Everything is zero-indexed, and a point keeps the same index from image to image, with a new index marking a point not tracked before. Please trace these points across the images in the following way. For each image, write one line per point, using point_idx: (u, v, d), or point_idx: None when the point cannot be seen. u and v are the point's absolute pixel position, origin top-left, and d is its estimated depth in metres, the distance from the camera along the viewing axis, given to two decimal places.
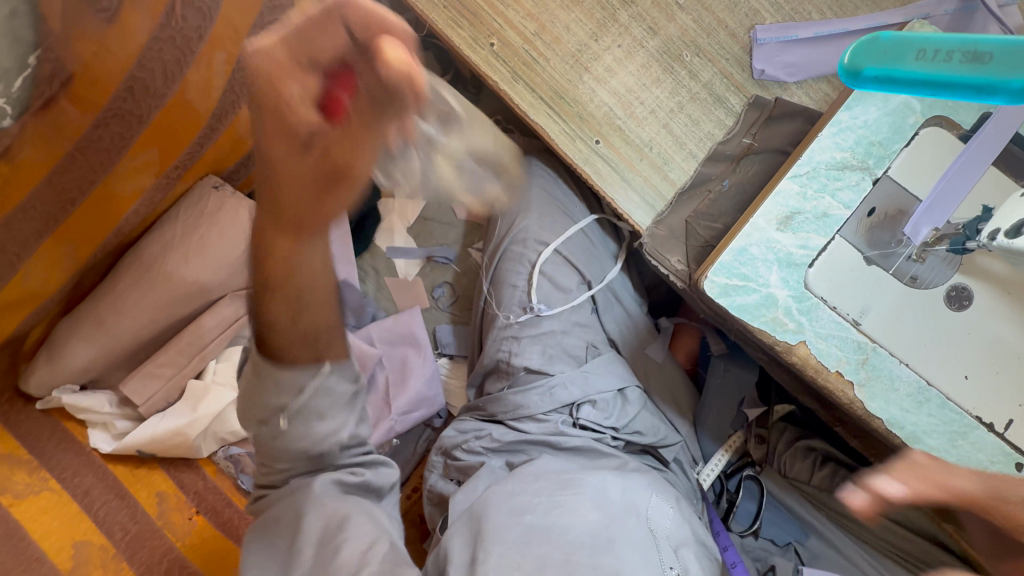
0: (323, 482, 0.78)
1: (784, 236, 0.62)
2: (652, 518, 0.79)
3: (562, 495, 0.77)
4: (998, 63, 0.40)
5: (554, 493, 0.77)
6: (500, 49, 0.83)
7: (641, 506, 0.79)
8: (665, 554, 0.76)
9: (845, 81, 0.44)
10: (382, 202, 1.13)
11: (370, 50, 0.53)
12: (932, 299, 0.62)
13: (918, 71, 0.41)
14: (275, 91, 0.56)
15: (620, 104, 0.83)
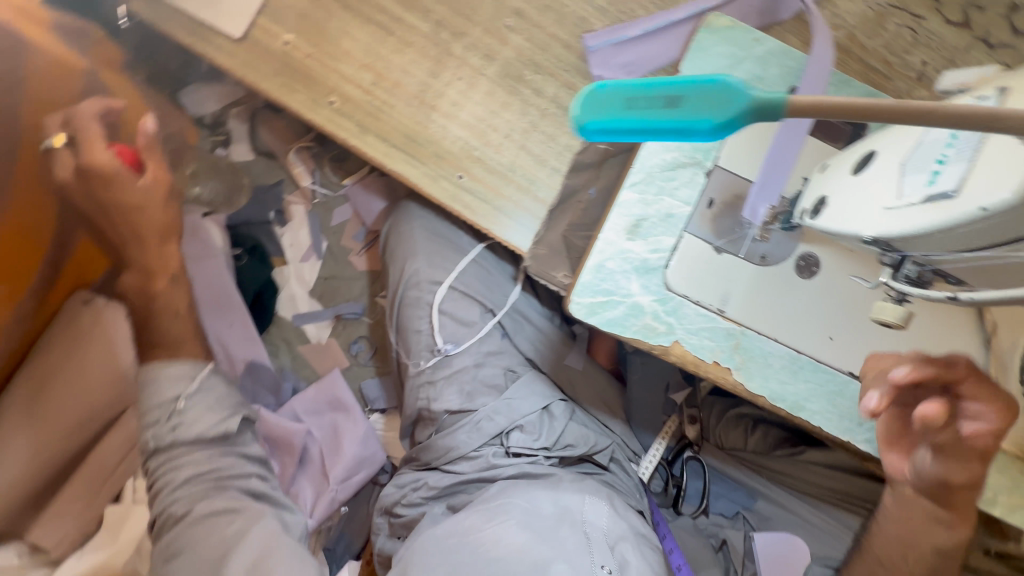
0: (261, 529, 0.77)
1: (635, 244, 0.63)
2: (588, 521, 0.78)
3: (489, 526, 0.75)
4: (705, 98, 0.30)
5: (482, 522, 0.76)
6: (341, 105, 0.82)
7: (575, 511, 0.79)
8: (598, 553, 0.73)
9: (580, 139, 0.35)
10: (276, 272, 1.10)
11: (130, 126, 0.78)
12: (784, 272, 0.64)
13: (637, 119, 0.31)
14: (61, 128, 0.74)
15: (474, 135, 0.83)
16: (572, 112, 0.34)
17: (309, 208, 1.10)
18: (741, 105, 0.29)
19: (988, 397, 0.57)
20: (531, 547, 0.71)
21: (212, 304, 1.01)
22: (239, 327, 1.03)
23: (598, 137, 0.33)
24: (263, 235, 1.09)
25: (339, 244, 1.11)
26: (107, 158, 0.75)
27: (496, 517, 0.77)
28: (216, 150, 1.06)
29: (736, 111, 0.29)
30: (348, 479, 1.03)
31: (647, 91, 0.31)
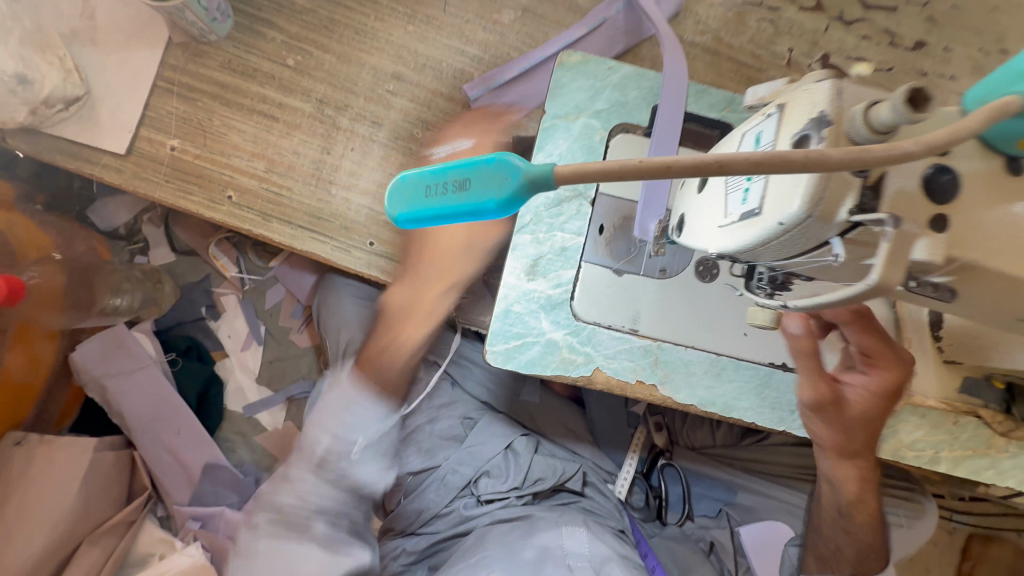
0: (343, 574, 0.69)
1: (537, 283, 0.64)
2: (569, 554, 0.75)
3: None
4: (487, 179, 0.31)
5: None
6: (239, 198, 0.82)
7: (554, 548, 0.76)
8: None
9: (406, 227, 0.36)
10: (218, 365, 1.09)
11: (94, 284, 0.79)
12: (686, 281, 0.65)
13: (435, 205, 0.32)
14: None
15: (377, 200, 0.84)
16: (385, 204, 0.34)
17: (240, 296, 1.09)
18: (519, 179, 0.30)
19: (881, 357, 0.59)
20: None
21: (152, 415, 0.99)
22: (188, 433, 1.01)
23: (411, 223, 0.34)
24: (199, 332, 1.08)
25: (277, 326, 1.09)
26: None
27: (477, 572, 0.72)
28: (136, 257, 1.05)
29: (512, 186, 0.30)
30: None
31: (440, 178, 0.32)
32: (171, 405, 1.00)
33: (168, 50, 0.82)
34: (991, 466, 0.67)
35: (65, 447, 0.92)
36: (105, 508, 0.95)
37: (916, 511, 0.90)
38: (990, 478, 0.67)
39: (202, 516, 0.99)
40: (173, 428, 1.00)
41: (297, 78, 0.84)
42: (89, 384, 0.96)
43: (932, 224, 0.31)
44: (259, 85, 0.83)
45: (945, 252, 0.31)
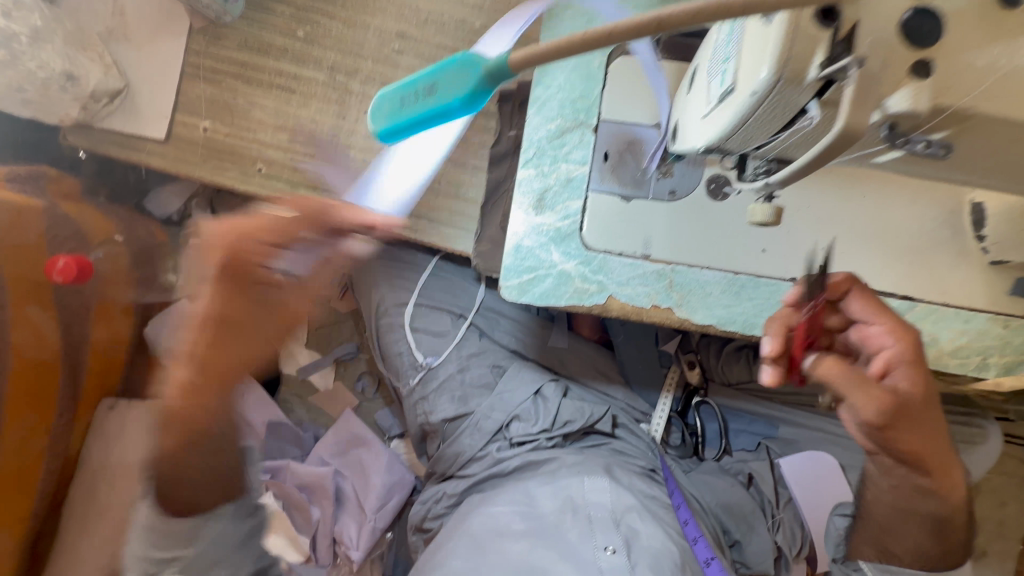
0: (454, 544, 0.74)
1: (546, 216, 0.66)
2: (590, 504, 0.73)
3: (491, 537, 0.70)
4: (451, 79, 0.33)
5: (468, 550, 0.69)
6: (268, 170, 0.88)
7: (576, 497, 0.74)
8: (601, 535, 0.68)
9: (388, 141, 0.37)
10: None
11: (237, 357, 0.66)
12: (696, 201, 0.64)
13: (414, 113, 0.35)
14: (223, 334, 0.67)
15: (394, 160, 0.88)
16: (369, 123, 0.37)
17: None
18: (482, 70, 0.32)
19: (882, 317, 0.57)
20: (533, 553, 0.67)
21: None
22: (252, 394, 1.10)
23: (394, 137, 0.36)
24: None
25: (319, 294, 1.18)
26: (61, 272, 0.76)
27: (496, 530, 0.71)
28: (190, 240, 1.15)
29: (475, 81, 0.33)
30: (384, 505, 1.08)
31: (411, 88, 0.35)
32: (238, 372, 1.09)
33: (192, 37, 0.88)
34: None
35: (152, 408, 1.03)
36: None
37: (975, 435, 0.86)
38: None
39: (271, 469, 1.07)
40: (238, 391, 1.09)
41: (309, 49, 0.88)
42: (163, 354, 1.07)
43: (917, 70, 0.32)
44: (275, 60, 0.88)
45: (929, 100, 0.32)
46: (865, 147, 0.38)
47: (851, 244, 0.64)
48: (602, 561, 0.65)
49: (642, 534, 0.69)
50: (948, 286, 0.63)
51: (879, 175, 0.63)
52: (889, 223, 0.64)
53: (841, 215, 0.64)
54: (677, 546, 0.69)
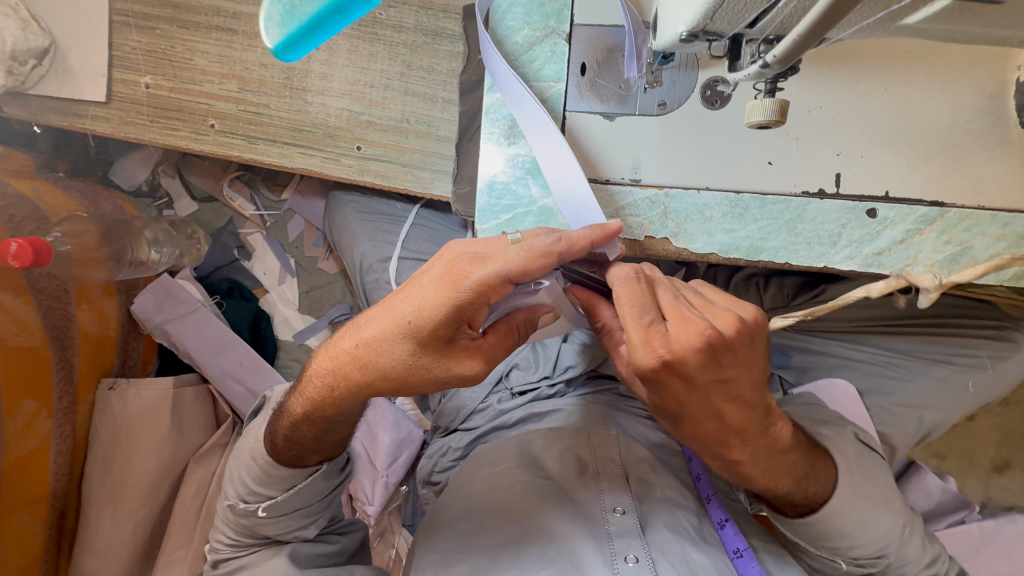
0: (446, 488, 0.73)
1: (520, 146, 0.59)
2: (602, 461, 0.65)
3: (493, 493, 0.64)
4: None
5: (467, 512, 0.63)
6: (222, 124, 0.80)
7: (587, 455, 0.66)
8: (609, 495, 0.61)
9: (287, 57, 0.40)
10: (263, 301, 1.15)
11: (352, 332, 0.53)
12: (689, 112, 0.56)
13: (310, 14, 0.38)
14: (345, 333, 0.54)
15: (355, 101, 0.79)
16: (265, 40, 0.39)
17: (265, 234, 1.13)
18: None
19: (630, 323, 0.46)
20: (540, 511, 0.60)
21: (213, 350, 1.04)
22: (249, 362, 1.06)
23: (291, 52, 0.39)
24: (237, 273, 1.14)
25: (304, 256, 1.14)
26: (14, 253, 0.71)
27: (501, 482, 0.65)
28: (164, 211, 1.10)
29: None
30: (395, 462, 1.08)
31: None
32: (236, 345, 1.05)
33: None
34: None
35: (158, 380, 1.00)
36: (198, 433, 1.05)
37: (1009, 348, 0.79)
38: None
39: None
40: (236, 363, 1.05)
41: None
42: (155, 331, 1.03)
43: None
44: None
45: None
46: (889, 5, 0.31)
47: (872, 145, 0.55)
48: (611, 523, 0.59)
49: (655, 486, 0.63)
50: (986, 184, 0.55)
51: (906, 61, 0.55)
52: (916, 117, 0.55)
53: (858, 113, 0.55)
54: (687, 496, 0.64)
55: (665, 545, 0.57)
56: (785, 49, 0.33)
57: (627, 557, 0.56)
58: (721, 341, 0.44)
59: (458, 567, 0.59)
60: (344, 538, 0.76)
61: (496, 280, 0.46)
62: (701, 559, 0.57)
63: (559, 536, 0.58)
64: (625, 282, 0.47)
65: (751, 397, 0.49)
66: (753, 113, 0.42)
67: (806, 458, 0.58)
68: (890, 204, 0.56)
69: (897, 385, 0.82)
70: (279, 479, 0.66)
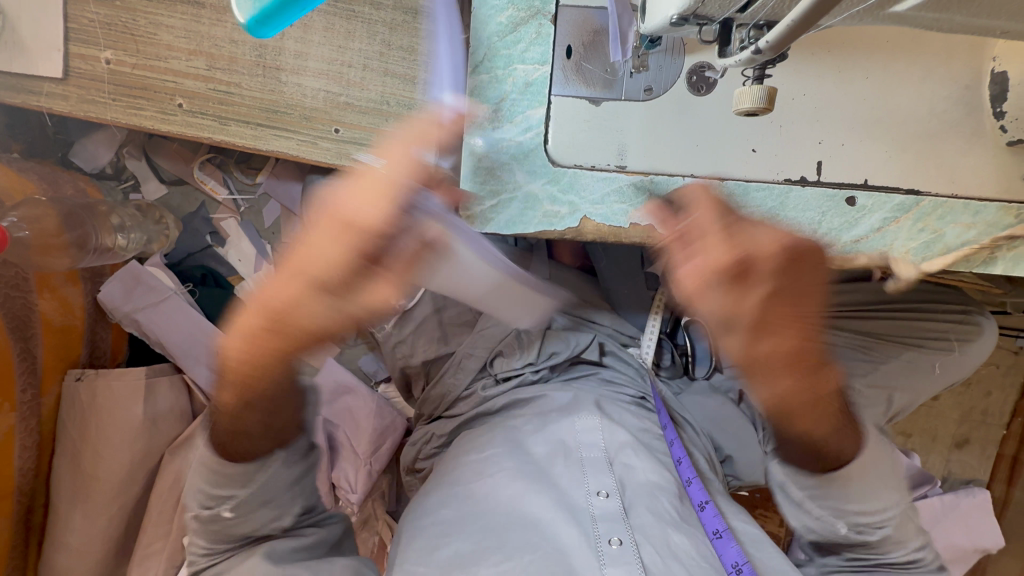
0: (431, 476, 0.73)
1: (504, 130, 0.57)
2: (583, 448, 0.66)
3: (479, 478, 0.64)
4: None
5: (451, 497, 0.63)
6: (190, 104, 0.77)
7: (569, 441, 0.67)
8: (592, 479, 0.62)
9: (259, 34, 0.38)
10: (238, 289, 1.12)
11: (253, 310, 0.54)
12: (676, 98, 0.56)
13: None
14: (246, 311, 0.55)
15: (332, 81, 0.77)
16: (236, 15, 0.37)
17: (239, 219, 1.09)
18: None
19: (704, 211, 0.52)
20: (525, 496, 0.60)
21: (187, 340, 1.01)
22: None
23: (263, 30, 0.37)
24: (210, 259, 1.10)
25: (281, 242, 1.11)
26: None
27: (485, 467, 0.65)
28: (130, 195, 1.05)
29: None
30: (378, 449, 1.07)
31: None
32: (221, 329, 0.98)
33: None
34: None
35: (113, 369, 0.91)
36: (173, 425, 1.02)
37: (973, 332, 0.83)
38: None
39: None
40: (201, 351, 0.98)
41: None
42: (124, 320, 0.99)
43: None
44: None
45: None
46: None
47: (854, 133, 0.56)
48: (593, 506, 0.60)
49: (637, 470, 0.64)
50: (960, 174, 0.56)
51: (888, 49, 0.55)
52: (897, 106, 0.56)
53: (842, 100, 0.56)
54: (669, 479, 0.65)
55: (647, 528, 0.58)
56: (779, 35, 0.33)
57: (611, 540, 0.56)
58: (753, 263, 0.50)
59: (442, 552, 0.58)
60: (320, 529, 0.74)
61: (349, 204, 0.48)
62: (681, 539, 0.58)
63: (544, 521, 0.58)
64: (702, 193, 0.54)
65: (801, 318, 0.53)
66: (742, 99, 0.42)
67: (837, 418, 0.64)
68: (868, 191, 0.57)
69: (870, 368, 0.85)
70: (262, 468, 0.65)
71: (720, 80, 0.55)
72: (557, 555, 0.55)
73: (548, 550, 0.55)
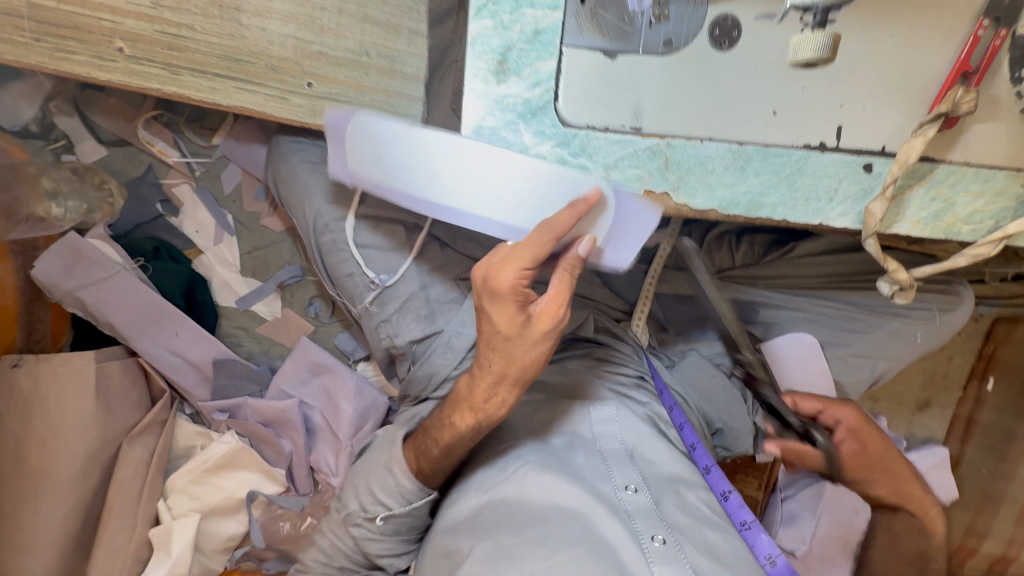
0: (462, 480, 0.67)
1: (510, 85, 0.51)
2: (601, 441, 0.66)
3: (504, 476, 0.62)
4: None
5: (485, 502, 0.61)
6: (133, 49, 0.66)
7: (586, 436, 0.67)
8: (618, 475, 0.61)
9: None
10: (196, 263, 1.02)
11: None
12: (695, 53, 0.52)
13: None
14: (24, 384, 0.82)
15: (303, 26, 0.67)
16: None
17: (194, 184, 0.98)
18: None
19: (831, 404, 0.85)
20: (556, 493, 0.59)
21: (142, 321, 0.93)
22: (187, 333, 0.97)
23: None
24: (162, 231, 0.99)
25: (244, 212, 1.00)
26: None
27: (509, 462, 0.63)
28: (64, 156, 0.92)
29: None
30: (360, 430, 1.02)
31: None
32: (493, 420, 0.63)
33: None
34: None
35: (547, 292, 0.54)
36: (131, 412, 0.95)
37: (954, 300, 0.85)
38: None
39: (227, 409, 1.00)
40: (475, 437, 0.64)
41: None
42: (65, 298, 0.89)
43: None
44: None
45: None
46: None
47: (876, 97, 0.53)
48: (625, 501, 0.59)
49: (658, 464, 0.64)
50: (973, 143, 0.55)
51: (913, 6, 0.52)
52: (920, 69, 0.53)
53: (864, 62, 0.53)
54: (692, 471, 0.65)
55: (686, 526, 0.57)
56: None
57: (654, 537, 0.55)
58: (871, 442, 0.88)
59: (484, 550, 0.55)
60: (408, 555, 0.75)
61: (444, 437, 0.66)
62: (718, 539, 0.57)
63: (585, 515, 0.56)
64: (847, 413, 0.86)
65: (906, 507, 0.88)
66: (804, 51, 0.49)
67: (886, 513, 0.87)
68: (886, 158, 0.54)
69: (860, 339, 0.85)
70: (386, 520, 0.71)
71: (771, 24, 0.52)
72: (600, 548, 0.53)
73: (595, 547, 0.53)
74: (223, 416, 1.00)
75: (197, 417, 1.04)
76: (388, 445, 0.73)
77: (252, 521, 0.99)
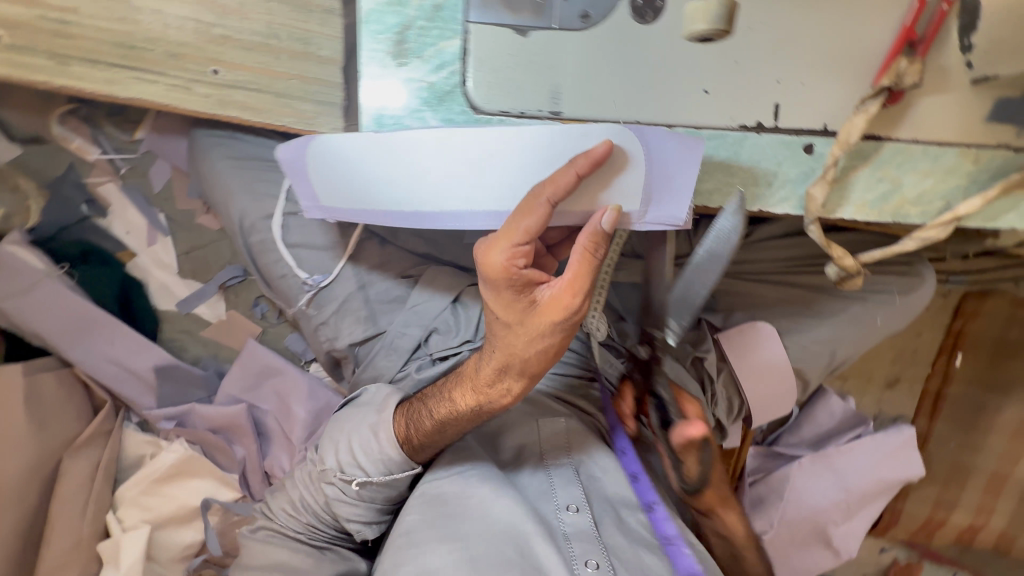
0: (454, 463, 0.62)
1: (411, 68, 0.48)
2: (546, 451, 0.64)
3: (447, 478, 0.60)
4: None
5: (420, 502, 0.59)
6: (14, 37, 0.60)
7: (533, 445, 0.65)
8: (560, 492, 0.60)
9: None
10: (131, 267, 0.97)
11: None
12: (615, 26, 0.47)
13: None
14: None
15: (202, 7, 0.61)
16: None
17: (121, 183, 0.92)
18: None
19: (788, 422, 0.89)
20: (493, 505, 0.57)
21: (72, 329, 0.88)
22: (124, 339, 0.92)
23: None
24: (91, 234, 0.93)
25: (177, 210, 0.95)
26: None
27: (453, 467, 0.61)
28: None
29: None
30: (315, 433, 0.98)
31: None
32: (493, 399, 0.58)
33: None
34: (1013, 207, 0.53)
35: (564, 277, 0.48)
36: (69, 424, 0.90)
37: (914, 281, 0.82)
38: (1010, 224, 0.54)
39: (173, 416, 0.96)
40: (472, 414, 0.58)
41: None
42: None
43: None
44: None
45: None
46: None
47: (816, 70, 0.49)
48: (564, 522, 0.58)
49: (602, 479, 0.62)
50: (922, 118, 0.51)
51: None
52: (862, 39, 0.49)
53: (802, 32, 0.48)
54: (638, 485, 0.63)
55: (621, 550, 0.56)
56: None
57: (586, 562, 0.54)
58: None
59: (410, 566, 0.53)
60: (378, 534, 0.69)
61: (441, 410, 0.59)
62: (655, 562, 0.56)
63: (519, 531, 0.55)
64: None
65: None
66: (697, 20, 0.44)
67: None
68: (827, 138, 0.50)
69: (820, 325, 0.82)
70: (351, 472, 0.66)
71: None
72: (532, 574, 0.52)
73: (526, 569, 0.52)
74: (170, 424, 0.96)
75: (145, 425, 0.99)
76: (378, 407, 0.64)
77: (209, 528, 0.94)
